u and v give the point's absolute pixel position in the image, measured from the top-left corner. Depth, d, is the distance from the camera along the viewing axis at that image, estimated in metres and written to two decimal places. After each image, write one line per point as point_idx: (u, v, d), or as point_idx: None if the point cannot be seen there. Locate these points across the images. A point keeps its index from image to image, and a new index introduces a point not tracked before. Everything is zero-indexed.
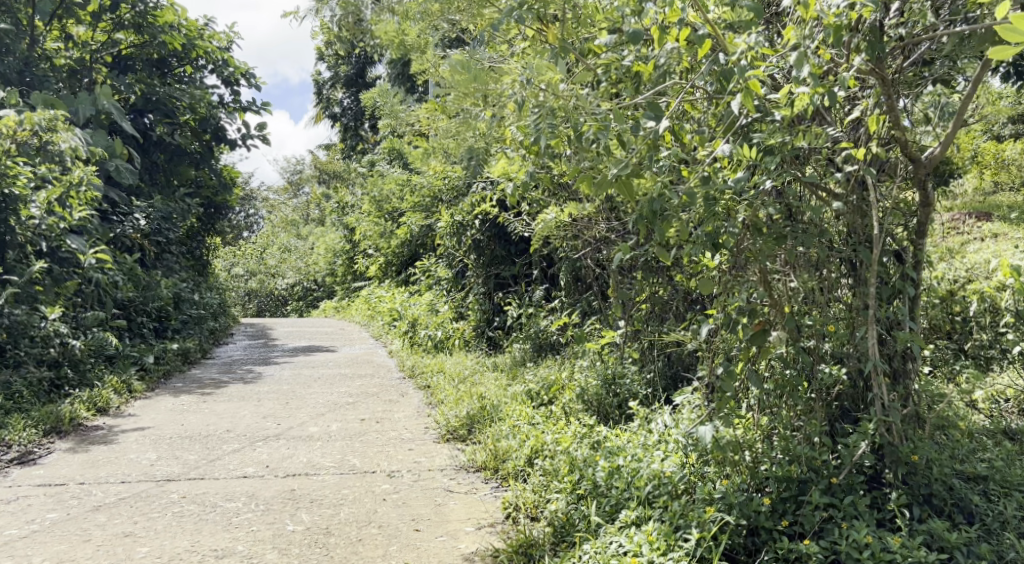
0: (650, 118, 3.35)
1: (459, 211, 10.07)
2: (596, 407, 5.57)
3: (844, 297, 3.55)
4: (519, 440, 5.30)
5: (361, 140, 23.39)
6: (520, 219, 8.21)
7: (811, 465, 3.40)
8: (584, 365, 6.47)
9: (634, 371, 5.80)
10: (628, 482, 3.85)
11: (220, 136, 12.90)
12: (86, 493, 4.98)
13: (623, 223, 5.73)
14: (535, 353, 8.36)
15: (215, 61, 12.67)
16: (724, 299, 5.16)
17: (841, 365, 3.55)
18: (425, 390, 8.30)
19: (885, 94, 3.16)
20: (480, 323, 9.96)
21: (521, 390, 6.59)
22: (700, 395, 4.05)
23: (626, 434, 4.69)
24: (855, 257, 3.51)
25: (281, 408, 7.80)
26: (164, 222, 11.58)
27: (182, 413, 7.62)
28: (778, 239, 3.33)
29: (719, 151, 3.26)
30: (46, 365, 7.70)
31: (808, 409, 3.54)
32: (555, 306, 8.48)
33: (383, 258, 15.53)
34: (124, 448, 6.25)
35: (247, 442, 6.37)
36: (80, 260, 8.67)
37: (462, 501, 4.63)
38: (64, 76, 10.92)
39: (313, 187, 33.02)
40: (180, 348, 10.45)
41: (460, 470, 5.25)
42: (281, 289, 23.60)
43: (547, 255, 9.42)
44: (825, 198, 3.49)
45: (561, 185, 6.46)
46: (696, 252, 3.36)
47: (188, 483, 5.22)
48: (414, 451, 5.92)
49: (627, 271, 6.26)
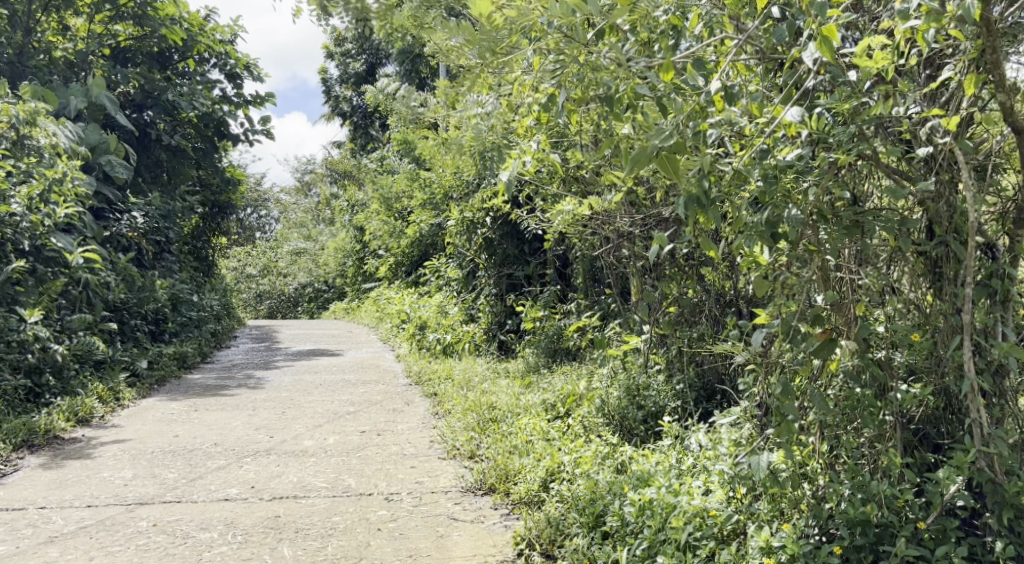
0: (696, 78, 2.75)
1: (470, 207, 9.50)
2: (619, 423, 4.97)
3: (925, 299, 2.91)
4: (534, 459, 4.72)
5: (372, 138, 22.94)
6: (535, 215, 7.64)
7: (891, 506, 2.77)
8: (603, 373, 5.90)
9: (660, 382, 5.19)
10: (662, 519, 3.23)
11: (224, 132, 12.13)
12: (44, 521, 4.44)
13: (647, 217, 5.17)
14: (549, 358, 7.80)
15: (218, 54, 12.04)
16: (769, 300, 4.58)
17: (922, 382, 2.92)
18: (431, 398, 7.73)
19: (990, 46, 2.49)
20: (491, 326, 9.39)
21: (535, 401, 6.01)
22: (748, 414, 3.44)
23: (654, 455, 4.12)
24: (941, 252, 2.85)
25: (276, 418, 7.23)
26: (164, 221, 11.08)
27: (169, 423, 7.06)
28: (849, 229, 2.71)
29: (783, 117, 2.64)
30: (23, 372, 7.15)
31: (884, 436, 2.91)
32: (572, 308, 7.92)
33: (393, 258, 15.00)
34: (98, 464, 5.69)
35: (233, 459, 5.79)
36: (68, 260, 8.14)
37: (467, 533, 4.05)
38: (60, 67, 10.42)
39: (323, 187, 32.59)
40: (178, 352, 9.91)
41: (467, 493, 4.68)
42: (291, 290, 23.18)
43: (563, 254, 8.85)
44: (904, 180, 2.83)
45: (580, 176, 5.91)
46: (751, 244, 2.73)
47: (161, 507, 4.66)
48: (416, 469, 5.34)
49: (650, 271, 5.68)
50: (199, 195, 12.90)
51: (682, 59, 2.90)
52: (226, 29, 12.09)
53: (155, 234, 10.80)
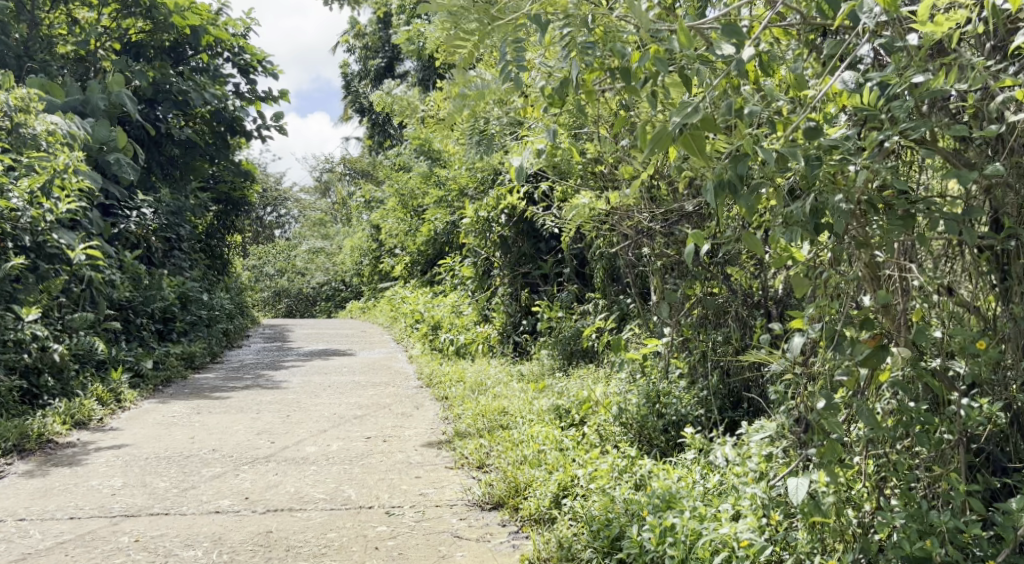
0: (727, 45, 2.40)
1: (485, 205, 9.14)
2: (638, 432, 4.63)
3: (989, 301, 2.54)
4: (546, 471, 4.37)
5: (391, 135, 22.56)
6: (550, 212, 7.31)
7: (954, 541, 2.42)
8: (621, 379, 5.56)
9: (683, 389, 4.83)
10: (687, 547, 2.89)
11: (237, 128, 11.71)
12: (20, 535, 4.15)
13: (670, 213, 4.81)
14: (565, 362, 7.49)
15: (231, 49, 11.58)
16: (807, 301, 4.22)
17: (985, 396, 2.55)
18: (442, 401, 7.40)
19: None
20: (507, 327, 9.04)
21: (548, 406, 5.67)
22: (786, 429, 3.08)
23: (678, 469, 3.77)
24: (1008, 248, 2.48)
25: (280, 422, 6.93)
26: (174, 218, 10.77)
27: (170, 427, 6.77)
28: (904, 219, 2.33)
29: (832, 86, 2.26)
30: (19, 373, 6.85)
31: (944, 458, 2.55)
32: (589, 308, 7.58)
33: (409, 257, 14.70)
34: (90, 471, 5.40)
35: (230, 466, 5.49)
36: (70, 257, 7.83)
37: (471, 553, 3.74)
38: (68, 62, 10.26)
39: (341, 185, 32.39)
40: (185, 352, 9.65)
41: (473, 508, 4.36)
42: (310, 289, 22.99)
43: (582, 252, 8.50)
44: (964, 165, 2.45)
45: (600, 169, 5.55)
46: (791, 239, 2.37)
47: (147, 521, 4.36)
48: (422, 479, 5.02)
49: (672, 270, 5.32)
50: (212, 192, 12.63)
51: (707, 25, 2.56)
52: (239, 23, 11.67)
53: (165, 231, 10.51)
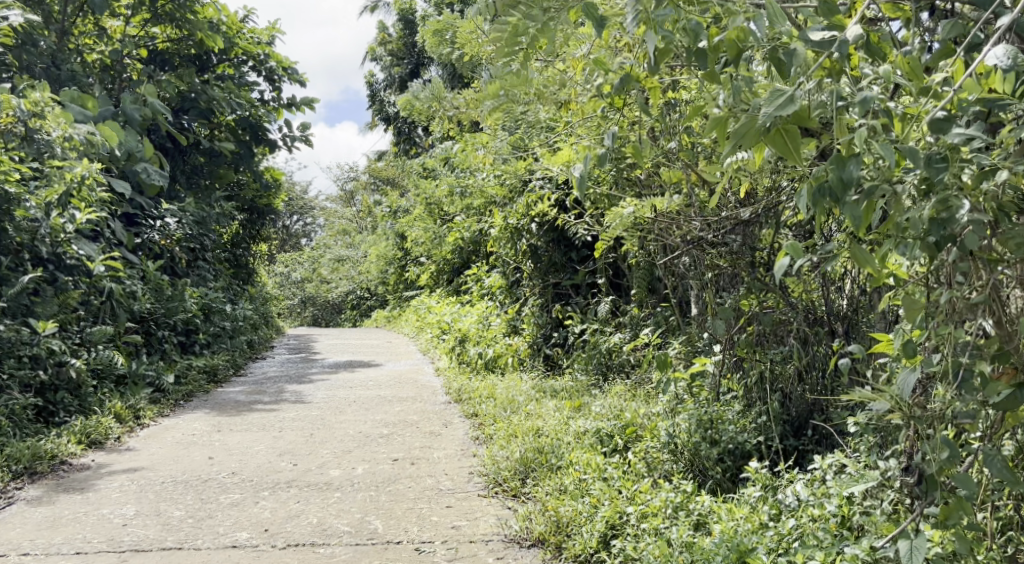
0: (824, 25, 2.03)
1: (514, 213, 8.75)
2: (690, 462, 4.24)
3: None
4: (590, 505, 3.98)
5: (417, 143, 22.27)
6: (584, 221, 6.91)
7: None
8: (667, 400, 5.16)
9: (736, 415, 4.44)
10: None
11: (261, 137, 11.45)
12: None
13: (721, 223, 4.39)
14: (602, 377, 7.10)
15: (256, 57, 11.28)
16: (889, 326, 3.76)
17: None
18: (472, 420, 7.04)
19: None
20: (538, 339, 8.61)
21: (588, 429, 5.22)
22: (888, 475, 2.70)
23: (740, 509, 3.39)
24: None
25: (303, 441, 6.59)
26: (199, 228, 10.43)
27: (188, 446, 6.45)
28: None
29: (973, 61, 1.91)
30: (35, 390, 6.54)
31: None
32: (627, 321, 7.19)
33: (435, 265, 14.39)
34: (101, 497, 5.08)
35: (249, 492, 5.14)
36: (90, 269, 7.52)
37: None
38: (96, 69, 9.87)
39: (366, 194, 32.19)
40: (208, 365, 9.34)
41: (510, 545, 3.97)
42: (335, 297, 22.76)
43: (615, 261, 8.09)
44: None
45: (643, 176, 5.15)
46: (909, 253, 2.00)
47: (158, 557, 4.02)
48: (452, 509, 4.64)
49: (721, 282, 4.91)
50: (236, 201, 12.34)
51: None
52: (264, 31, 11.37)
53: (189, 241, 10.22)
